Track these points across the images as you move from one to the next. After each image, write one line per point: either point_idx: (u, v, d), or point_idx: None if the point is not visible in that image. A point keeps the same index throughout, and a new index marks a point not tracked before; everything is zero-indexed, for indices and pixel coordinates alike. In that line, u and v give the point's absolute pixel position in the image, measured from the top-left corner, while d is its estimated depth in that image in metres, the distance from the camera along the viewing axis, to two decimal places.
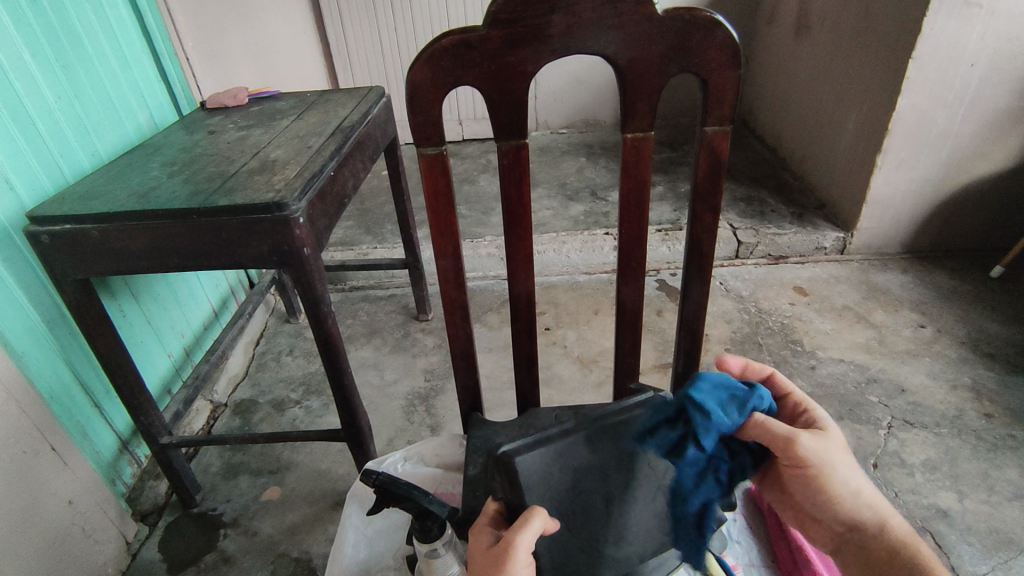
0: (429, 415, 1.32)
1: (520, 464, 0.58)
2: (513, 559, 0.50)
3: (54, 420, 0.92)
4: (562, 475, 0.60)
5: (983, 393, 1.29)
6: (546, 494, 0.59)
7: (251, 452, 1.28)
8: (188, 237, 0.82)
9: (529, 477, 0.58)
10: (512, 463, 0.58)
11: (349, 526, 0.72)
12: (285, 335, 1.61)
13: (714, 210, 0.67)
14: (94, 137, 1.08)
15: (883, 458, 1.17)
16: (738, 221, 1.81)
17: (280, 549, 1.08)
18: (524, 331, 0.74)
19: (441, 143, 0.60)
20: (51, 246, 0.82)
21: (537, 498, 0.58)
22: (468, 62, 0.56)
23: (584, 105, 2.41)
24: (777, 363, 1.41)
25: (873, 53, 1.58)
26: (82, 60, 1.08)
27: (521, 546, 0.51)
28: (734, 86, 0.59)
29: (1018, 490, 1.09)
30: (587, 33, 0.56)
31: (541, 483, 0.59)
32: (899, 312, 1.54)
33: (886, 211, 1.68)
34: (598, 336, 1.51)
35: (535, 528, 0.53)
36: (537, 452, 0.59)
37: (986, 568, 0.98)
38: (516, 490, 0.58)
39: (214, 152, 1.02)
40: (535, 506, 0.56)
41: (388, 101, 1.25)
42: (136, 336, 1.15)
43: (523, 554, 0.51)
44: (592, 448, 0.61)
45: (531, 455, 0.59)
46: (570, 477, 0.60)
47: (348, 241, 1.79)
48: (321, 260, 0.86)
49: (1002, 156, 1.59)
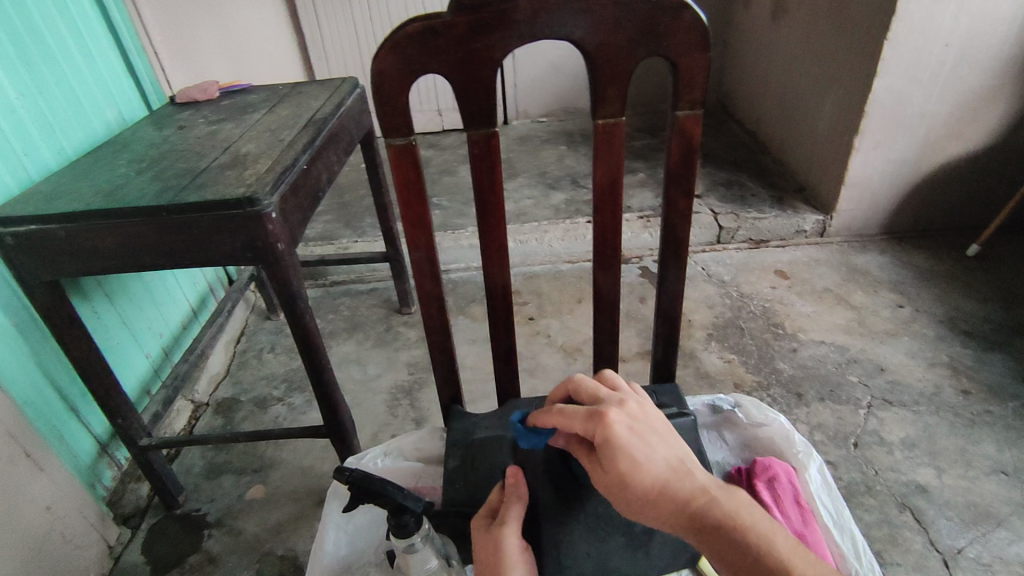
0: (413, 408, 1.31)
1: None
2: (506, 550, 0.56)
3: (28, 425, 0.90)
4: None
5: (960, 370, 1.31)
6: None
7: (234, 452, 1.27)
8: (159, 237, 0.81)
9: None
10: (532, 448, 0.63)
11: (329, 524, 0.72)
12: (266, 332, 1.59)
13: (688, 194, 0.67)
14: (59, 135, 1.05)
15: (864, 437, 1.18)
16: (719, 205, 1.81)
17: (265, 548, 1.07)
18: (501, 322, 0.73)
19: (410, 133, 0.59)
20: (16, 247, 0.80)
21: None
22: (433, 50, 0.55)
23: (564, 93, 2.40)
24: (759, 346, 1.42)
25: (849, 34, 1.57)
26: (43, 55, 1.05)
27: (509, 536, 0.57)
28: (704, 70, 0.59)
29: (994, 464, 1.11)
30: (554, 17, 0.55)
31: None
32: (878, 292, 1.56)
33: (865, 193, 1.69)
34: (580, 325, 1.51)
35: (514, 511, 0.59)
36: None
37: (965, 542, 1.00)
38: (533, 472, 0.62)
39: (184, 148, 0.99)
40: (513, 487, 0.61)
41: (362, 92, 1.23)
42: (111, 337, 1.13)
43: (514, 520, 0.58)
44: None
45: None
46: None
47: (327, 235, 1.77)
48: (296, 255, 0.85)
49: (975, 136, 1.61)
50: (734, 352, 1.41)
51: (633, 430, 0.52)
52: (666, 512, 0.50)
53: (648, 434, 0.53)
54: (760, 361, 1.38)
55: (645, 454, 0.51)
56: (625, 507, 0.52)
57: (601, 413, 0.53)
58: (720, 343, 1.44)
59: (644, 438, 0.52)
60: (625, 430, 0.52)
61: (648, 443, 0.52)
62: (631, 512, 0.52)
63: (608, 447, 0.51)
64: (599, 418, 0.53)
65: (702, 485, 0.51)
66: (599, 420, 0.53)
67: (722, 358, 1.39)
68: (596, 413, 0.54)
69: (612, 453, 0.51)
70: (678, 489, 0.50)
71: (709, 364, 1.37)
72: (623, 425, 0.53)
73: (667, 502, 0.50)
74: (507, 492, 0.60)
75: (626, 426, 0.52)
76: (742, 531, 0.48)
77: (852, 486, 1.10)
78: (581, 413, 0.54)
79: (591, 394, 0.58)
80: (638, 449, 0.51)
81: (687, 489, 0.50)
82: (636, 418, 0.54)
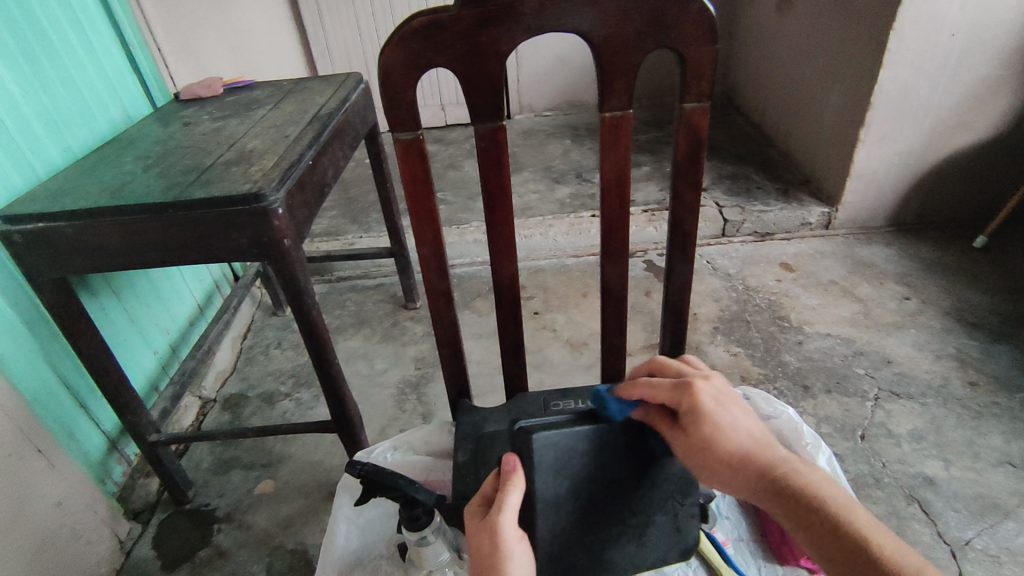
0: (420, 403, 1.32)
1: (538, 446, 0.61)
2: (503, 539, 0.54)
3: (38, 422, 0.91)
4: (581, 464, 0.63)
5: (967, 361, 1.31)
6: (558, 480, 0.62)
7: (242, 447, 1.27)
8: (166, 233, 0.81)
9: (545, 460, 0.62)
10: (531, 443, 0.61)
11: (339, 518, 0.72)
12: (273, 328, 1.59)
13: (696, 187, 0.66)
14: (65, 133, 1.06)
15: (871, 430, 1.18)
16: (724, 198, 1.81)
17: (274, 542, 1.08)
18: (509, 316, 0.73)
19: (417, 127, 0.59)
20: (25, 244, 0.81)
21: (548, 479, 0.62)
22: (440, 44, 0.55)
23: (567, 86, 2.39)
24: (765, 339, 1.42)
25: (855, 24, 1.56)
26: (48, 52, 1.05)
27: (507, 525, 0.55)
28: (712, 62, 0.59)
29: (1002, 456, 1.11)
30: (561, 10, 0.55)
31: (559, 467, 0.62)
32: (885, 285, 1.55)
33: (871, 185, 1.69)
34: (586, 319, 1.51)
35: (511, 500, 0.56)
36: (559, 432, 0.62)
37: (973, 533, 1.00)
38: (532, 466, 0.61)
39: (189, 144, 1.00)
40: (509, 475, 0.58)
41: (366, 87, 1.23)
42: (119, 334, 1.14)
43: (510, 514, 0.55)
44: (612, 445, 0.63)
45: (552, 434, 0.62)
46: (587, 466, 0.63)
47: (332, 230, 1.77)
48: (303, 250, 0.85)
49: (983, 126, 1.60)
50: (740, 345, 1.40)
51: (716, 402, 0.58)
52: (745, 478, 0.56)
53: (730, 406, 0.58)
54: (766, 354, 1.38)
55: (732, 422, 0.57)
56: (702, 470, 0.57)
57: (689, 384, 0.58)
58: (726, 337, 1.43)
59: (729, 409, 0.58)
60: (714, 401, 0.58)
61: (733, 412, 0.58)
62: (710, 477, 0.57)
63: (696, 414, 0.57)
64: (688, 388, 0.58)
65: (783, 456, 0.57)
66: (693, 389, 0.57)
67: (728, 352, 1.39)
68: (685, 384, 0.58)
69: (700, 421, 0.57)
70: (761, 459, 0.56)
71: (714, 358, 1.37)
72: (710, 397, 0.58)
73: (749, 469, 0.56)
74: (503, 480, 0.58)
75: (716, 399, 0.58)
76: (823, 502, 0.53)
77: (859, 478, 1.10)
78: (671, 385, 0.59)
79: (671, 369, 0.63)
80: (726, 419, 0.57)
81: (768, 458, 0.56)
82: (722, 391, 0.59)
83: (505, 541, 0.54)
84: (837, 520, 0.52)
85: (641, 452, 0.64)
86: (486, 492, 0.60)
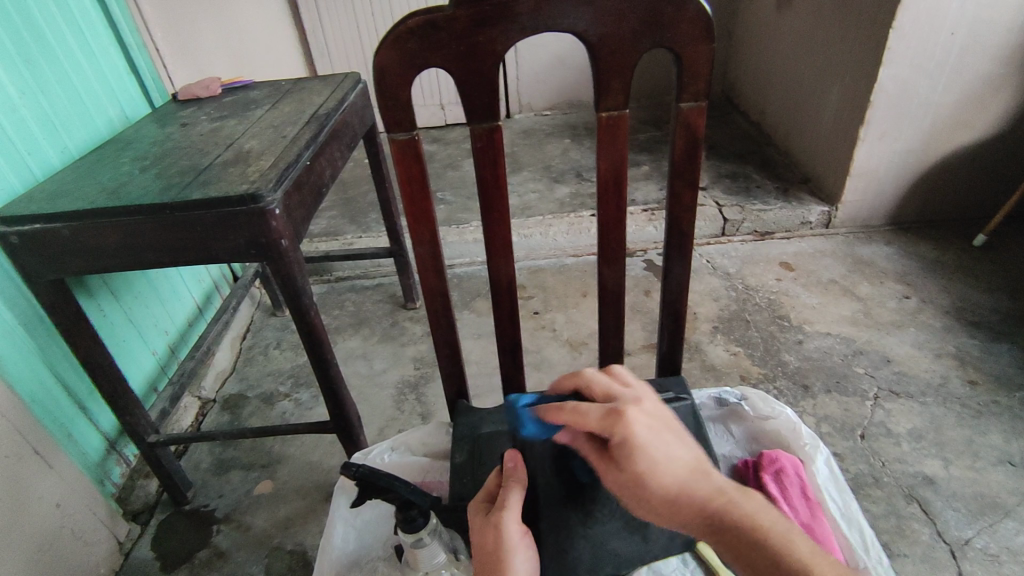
0: (419, 403, 1.32)
1: (530, 441, 0.63)
2: (507, 539, 0.55)
3: (36, 423, 0.91)
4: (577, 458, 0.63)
5: (967, 360, 1.31)
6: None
7: (241, 447, 1.27)
8: (164, 234, 0.81)
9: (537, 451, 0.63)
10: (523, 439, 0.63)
11: (336, 518, 0.72)
12: (272, 328, 1.59)
13: (693, 186, 0.66)
14: (62, 134, 1.06)
15: (870, 429, 1.18)
16: (723, 197, 1.80)
17: (273, 543, 1.08)
18: (506, 317, 0.73)
19: (413, 128, 0.59)
20: (22, 246, 0.81)
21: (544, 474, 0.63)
22: (435, 44, 0.55)
23: (566, 85, 2.39)
24: (764, 339, 1.41)
25: (854, 22, 1.56)
26: (46, 54, 1.05)
27: (510, 522, 0.56)
28: (708, 61, 0.58)
29: (1002, 455, 1.11)
30: (556, 10, 0.55)
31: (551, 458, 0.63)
32: (884, 283, 1.55)
33: (870, 184, 1.68)
34: (585, 318, 1.51)
35: (516, 501, 0.57)
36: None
37: (973, 533, 0.99)
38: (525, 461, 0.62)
39: (187, 145, 0.99)
40: (511, 472, 0.60)
41: (364, 87, 1.23)
42: (117, 335, 1.14)
43: (513, 510, 0.56)
44: None
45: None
46: (580, 458, 0.64)
47: (331, 230, 1.77)
48: (300, 251, 0.85)
49: (983, 124, 1.59)
50: (740, 345, 1.40)
51: (650, 431, 0.52)
52: (681, 516, 0.50)
53: (657, 433, 0.52)
54: (766, 353, 1.37)
55: (659, 452, 0.51)
56: (639, 507, 0.52)
57: (619, 412, 0.53)
58: (725, 336, 1.43)
59: (660, 438, 0.52)
60: (642, 429, 0.52)
61: (666, 442, 0.52)
62: (643, 511, 0.52)
63: (626, 447, 0.51)
64: (619, 418, 0.52)
65: (719, 487, 0.51)
66: (619, 419, 0.52)
67: (727, 351, 1.39)
68: (613, 412, 0.53)
69: (632, 455, 0.51)
70: (695, 493, 0.50)
71: (714, 357, 1.37)
72: (642, 427, 0.52)
73: (684, 507, 0.50)
74: (506, 477, 0.59)
75: (640, 426, 0.52)
76: (763, 533, 0.49)
77: (859, 478, 1.09)
78: (599, 414, 0.53)
79: (602, 392, 0.57)
80: (653, 451, 0.51)
81: (700, 491, 0.50)
82: (652, 418, 0.54)
83: (507, 534, 0.55)
84: (779, 558, 0.48)
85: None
86: (490, 490, 0.61)
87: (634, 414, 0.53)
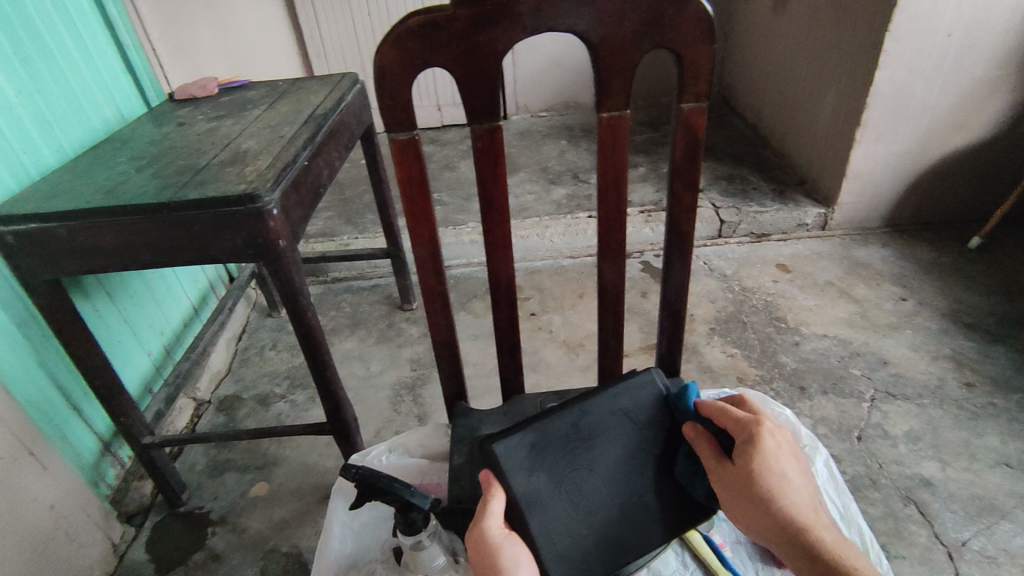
0: (416, 404, 1.31)
1: (501, 452, 0.61)
2: (490, 542, 0.56)
3: (31, 424, 0.90)
4: (554, 455, 0.63)
5: (963, 363, 1.31)
6: (535, 477, 0.61)
7: (237, 449, 1.27)
8: (161, 234, 0.80)
9: (515, 460, 0.61)
10: (494, 453, 0.61)
11: (334, 520, 0.72)
12: (267, 329, 1.59)
13: (693, 189, 0.66)
14: (58, 133, 1.05)
15: (867, 431, 1.18)
16: (720, 199, 1.81)
17: (269, 545, 1.07)
18: (505, 318, 0.73)
19: (413, 128, 0.58)
20: (16, 246, 0.80)
21: (526, 479, 0.61)
22: (436, 44, 0.54)
23: (563, 87, 2.39)
24: (761, 340, 1.42)
25: (850, 25, 1.57)
26: (41, 52, 1.04)
27: (491, 529, 0.57)
28: (709, 62, 0.58)
29: (999, 457, 1.11)
30: (559, 10, 0.54)
31: (528, 462, 0.62)
32: (881, 285, 1.56)
33: (867, 186, 1.69)
34: (582, 320, 1.51)
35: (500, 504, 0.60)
36: (516, 434, 0.62)
37: (969, 534, 1.00)
38: (502, 471, 0.61)
39: (183, 145, 0.99)
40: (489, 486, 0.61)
41: (362, 87, 1.23)
42: (112, 336, 1.13)
43: (493, 520, 0.58)
44: (575, 427, 0.64)
45: (507, 439, 0.62)
46: (559, 457, 0.63)
47: (328, 231, 1.77)
48: (298, 252, 0.84)
49: (979, 127, 1.60)
50: (737, 346, 1.40)
51: (777, 448, 0.59)
52: (771, 521, 0.57)
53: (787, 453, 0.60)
54: (763, 355, 1.38)
55: (784, 469, 0.58)
56: (738, 502, 0.59)
57: (757, 421, 0.60)
58: (722, 338, 1.43)
59: (786, 459, 0.59)
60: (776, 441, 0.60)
61: (788, 462, 0.59)
62: (738, 508, 0.59)
63: (754, 447, 0.58)
64: (755, 425, 0.60)
65: (816, 518, 0.57)
66: (759, 428, 0.59)
67: (724, 352, 1.39)
68: (752, 419, 0.60)
69: (755, 456, 0.58)
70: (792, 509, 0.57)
71: (711, 358, 1.37)
72: (773, 441, 0.59)
73: (778, 514, 0.57)
74: (484, 492, 0.61)
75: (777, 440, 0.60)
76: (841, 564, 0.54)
77: (856, 480, 1.09)
78: (743, 418, 0.61)
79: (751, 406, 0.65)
80: (774, 463, 0.58)
81: (801, 513, 0.57)
82: (785, 441, 0.60)
83: (492, 542, 0.56)
84: None
85: (605, 420, 0.65)
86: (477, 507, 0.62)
87: (772, 430, 0.60)
